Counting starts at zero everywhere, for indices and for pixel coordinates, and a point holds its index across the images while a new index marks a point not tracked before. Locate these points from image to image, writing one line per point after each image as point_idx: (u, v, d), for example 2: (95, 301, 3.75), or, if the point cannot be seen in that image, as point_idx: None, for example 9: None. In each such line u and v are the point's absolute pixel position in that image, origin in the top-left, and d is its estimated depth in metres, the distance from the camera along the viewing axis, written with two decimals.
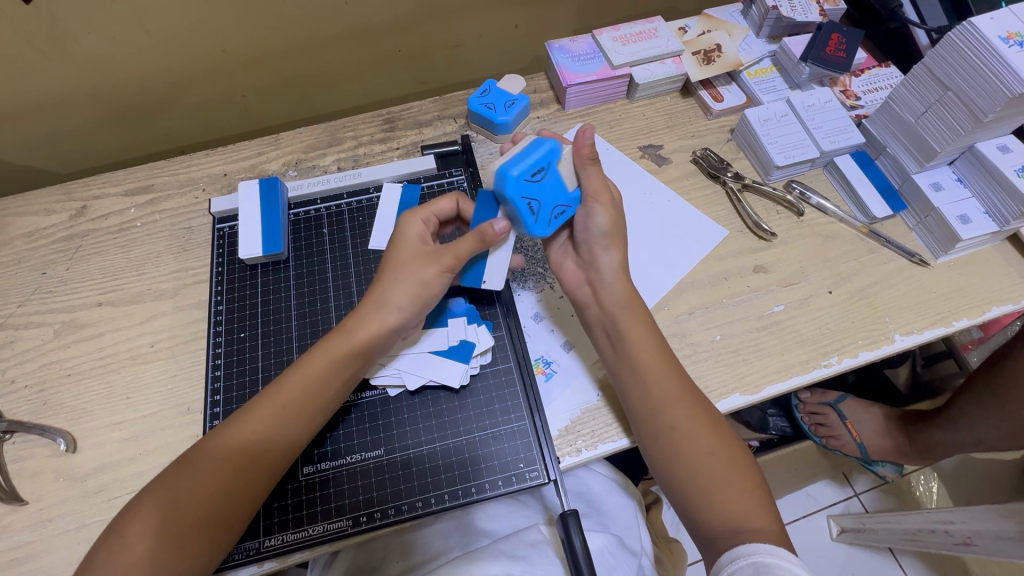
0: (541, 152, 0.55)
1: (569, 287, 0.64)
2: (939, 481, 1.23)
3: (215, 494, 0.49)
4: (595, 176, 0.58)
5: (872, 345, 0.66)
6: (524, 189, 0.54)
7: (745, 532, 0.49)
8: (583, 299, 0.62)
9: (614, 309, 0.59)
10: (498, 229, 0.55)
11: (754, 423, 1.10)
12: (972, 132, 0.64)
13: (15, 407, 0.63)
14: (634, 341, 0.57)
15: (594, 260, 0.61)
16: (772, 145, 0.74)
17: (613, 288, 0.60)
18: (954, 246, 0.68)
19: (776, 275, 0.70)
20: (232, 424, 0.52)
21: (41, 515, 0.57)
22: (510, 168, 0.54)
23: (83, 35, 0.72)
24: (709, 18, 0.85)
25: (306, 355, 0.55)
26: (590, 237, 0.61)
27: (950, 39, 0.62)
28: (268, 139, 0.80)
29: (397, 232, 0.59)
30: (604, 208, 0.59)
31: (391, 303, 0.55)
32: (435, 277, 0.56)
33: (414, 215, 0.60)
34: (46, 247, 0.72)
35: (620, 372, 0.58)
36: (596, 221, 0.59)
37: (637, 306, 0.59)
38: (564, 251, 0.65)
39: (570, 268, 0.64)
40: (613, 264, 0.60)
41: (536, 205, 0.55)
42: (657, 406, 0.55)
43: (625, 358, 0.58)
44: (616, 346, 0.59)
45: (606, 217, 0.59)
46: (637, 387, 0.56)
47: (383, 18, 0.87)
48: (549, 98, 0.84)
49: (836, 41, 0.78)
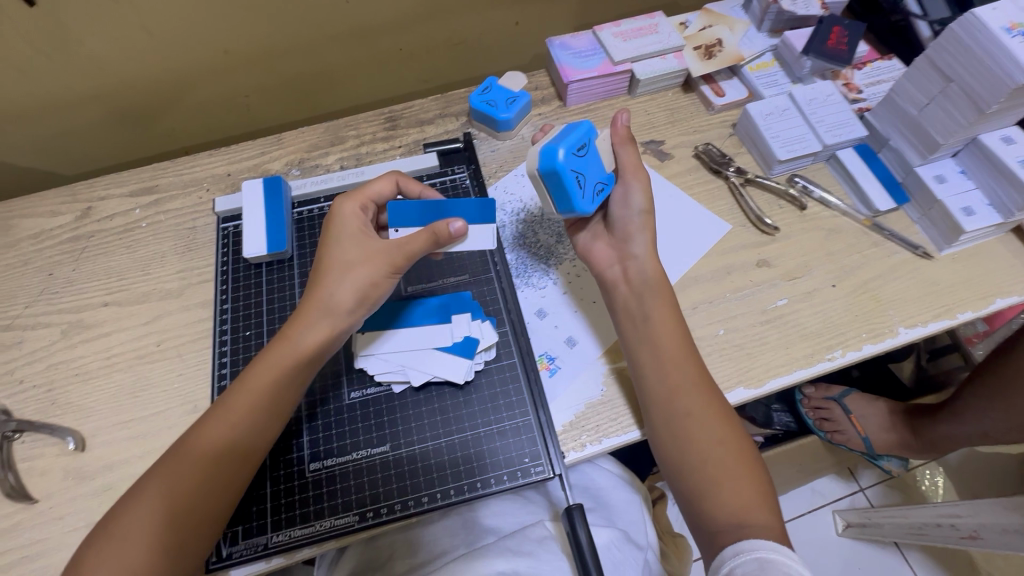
0: (582, 130, 0.58)
1: (598, 267, 0.64)
2: (944, 475, 1.23)
3: (208, 493, 0.50)
4: (629, 155, 0.63)
5: (876, 339, 0.66)
6: (573, 165, 0.56)
7: (749, 526, 0.49)
8: (612, 278, 0.63)
9: (644, 287, 0.60)
10: (452, 229, 0.56)
11: (758, 418, 1.10)
12: (975, 124, 0.63)
13: (23, 406, 0.63)
14: (659, 321, 0.58)
15: (628, 239, 0.63)
16: (774, 139, 0.74)
17: (646, 265, 0.61)
18: (958, 238, 0.68)
19: (780, 269, 0.70)
20: (203, 430, 0.52)
21: (50, 514, 0.58)
22: (560, 144, 0.55)
23: (86, 36, 0.72)
24: (710, 13, 0.85)
25: (265, 358, 0.55)
26: (627, 215, 0.63)
27: (951, 31, 0.62)
28: (271, 139, 0.81)
29: (334, 215, 0.60)
30: (641, 187, 0.62)
31: (340, 309, 0.55)
32: (383, 279, 0.56)
33: (352, 201, 0.61)
34: (53, 248, 0.73)
35: (637, 355, 0.58)
36: (633, 199, 0.63)
37: (665, 286, 0.60)
38: (594, 235, 0.66)
39: (600, 250, 0.65)
40: (647, 243, 0.62)
41: (582, 179, 0.58)
42: (673, 389, 0.55)
43: (649, 339, 0.58)
44: (640, 326, 0.59)
45: (642, 195, 0.62)
46: (653, 370, 0.56)
47: (384, 17, 0.87)
48: (551, 94, 0.84)
49: (838, 34, 0.79)
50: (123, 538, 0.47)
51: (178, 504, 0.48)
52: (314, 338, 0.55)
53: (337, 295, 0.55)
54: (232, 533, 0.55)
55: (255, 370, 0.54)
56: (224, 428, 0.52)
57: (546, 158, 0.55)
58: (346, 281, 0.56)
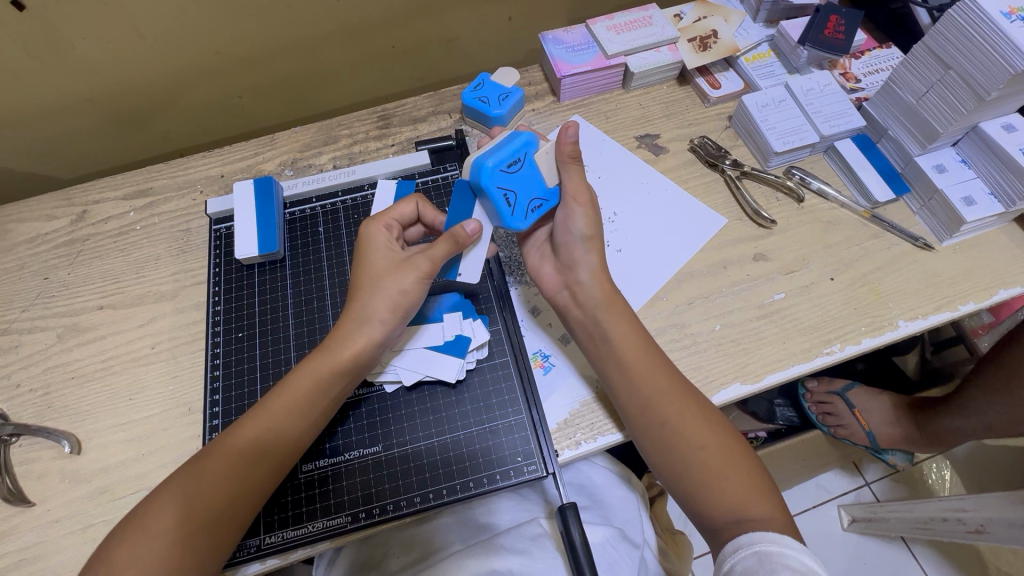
0: (516, 145, 0.56)
1: (547, 291, 0.63)
2: (951, 469, 1.21)
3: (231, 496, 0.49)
4: (575, 177, 0.59)
5: (875, 332, 0.65)
6: (501, 181, 0.55)
7: (748, 521, 0.49)
8: (562, 303, 0.62)
9: (595, 310, 0.59)
10: (469, 230, 0.56)
11: (760, 413, 1.09)
12: (975, 112, 0.62)
13: (21, 410, 0.64)
14: (619, 340, 0.57)
15: (572, 265, 0.61)
16: (770, 130, 0.72)
17: (591, 289, 0.59)
18: (959, 228, 0.67)
19: (777, 263, 0.69)
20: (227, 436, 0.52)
21: (48, 516, 0.58)
22: (487, 159, 0.54)
23: (78, 40, 0.73)
24: (705, 4, 0.83)
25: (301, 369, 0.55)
26: (569, 240, 0.61)
27: (950, 17, 0.60)
28: (264, 139, 0.81)
29: (363, 241, 0.59)
30: (583, 208, 0.60)
31: (375, 317, 0.55)
32: (414, 286, 0.56)
33: (376, 222, 0.60)
34: (49, 252, 0.73)
35: (608, 369, 0.57)
36: (575, 223, 0.60)
37: (618, 304, 0.59)
38: (542, 255, 0.65)
39: (548, 274, 0.63)
40: (591, 266, 0.60)
41: (511, 196, 0.56)
42: (647, 402, 0.54)
43: (614, 358, 0.57)
44: (601, 347, 0.58)
45: (584, 220, 0.60)
46: (626, 383, 0.56)
47: (376, 15, 0.87)
48: (544, 90, 0.83)
49: (835, 23, 0.77)
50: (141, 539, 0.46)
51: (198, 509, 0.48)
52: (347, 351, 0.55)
53: (372, 306, 0.56)
54: None
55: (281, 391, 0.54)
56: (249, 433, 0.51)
57: (475, 171, 0.54)
58: (380, 294, 0.56)
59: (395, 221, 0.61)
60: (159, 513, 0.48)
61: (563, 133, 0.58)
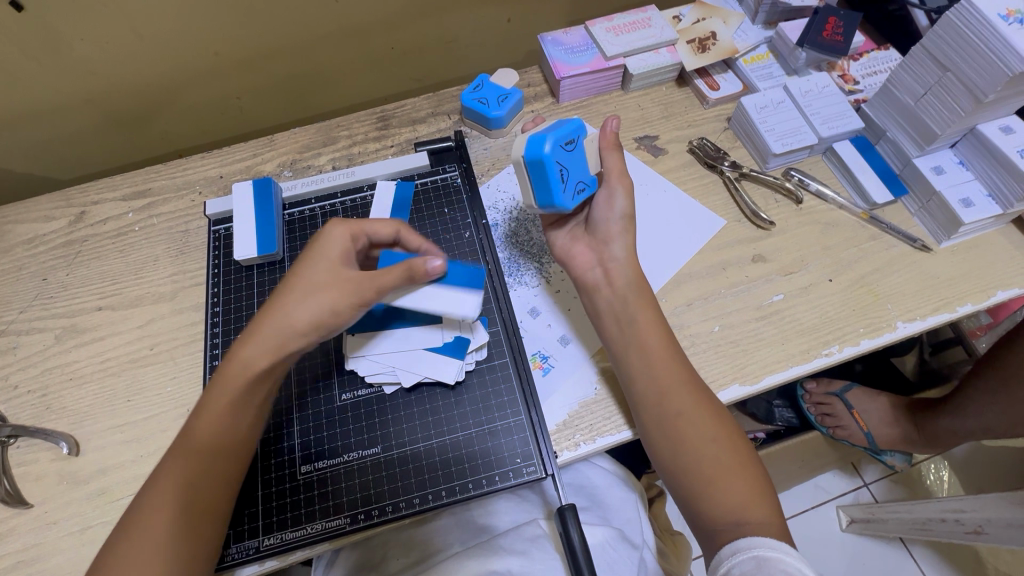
0: (572, 125, 0.58)
1: (579, 270, 0.63)
2: (949, 470, 1.21)
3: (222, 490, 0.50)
4: (615, 161, 0.62)
5: (874, 333, 0.65)
6: (558, 156, 0.57)
7: (747, 524, 0.49)
8: (593, 281, 0.62)
9: (625, 290, 0.59)
10: (430, 266, 0.53)
11: (759, 414, 1.09)
12: (972, 114, 0.62)
13: (18, 411, 0.63)
14: (643, 325, 0.57)
15: (607, 241, 0.62)
16: (769, 132, 0.73)
17: (626, 267, 0.60)
18: (957, 229, 0.67)
19: (776, 264, 0.69)
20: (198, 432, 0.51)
21: (46, 518, 0.58)
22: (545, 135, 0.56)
23: (76, 41, 0.72)
24: (703, 5, 0.84)
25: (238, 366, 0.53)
26: (608, 219, 0.62)
27: (948, 19, 0.60)
28: (263, 140, 0.81)
29: (322, 239, 0.57)
30: (624, 190, 0.62)
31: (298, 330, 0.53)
32: (346, 308, 0.53)
33: (344, 227, 0.58)
34: (47, 253, 0.73)
35: (627, 357, 0.57)
36: (616, 202, 0.62)
37: (643, 289, 0.60)
38: (573, 237, 0.65)
39: (581, 252, 0.63)
40: (626, 247, 0.61)
41: (564, 172, 0.58)
42: (663, 389, 0.55)
43: (636, 342, 0.57)
44: (626, 330, 0.58)
45: (626, 199, 0.61)
46: (644, 370, 0.56)
47: (375, 17, 0.87)
48: (543, 91, 0.83)
49: (834, 25, 0.77)
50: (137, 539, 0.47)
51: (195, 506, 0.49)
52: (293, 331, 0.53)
53: (296, 317, 0.53)
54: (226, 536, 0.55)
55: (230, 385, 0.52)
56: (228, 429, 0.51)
57: (532, 147, 0.56)
58: (312, 302, 0.53)
59: (364, 235, 0.59)
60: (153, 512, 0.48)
61: (607, 123, 0.62)
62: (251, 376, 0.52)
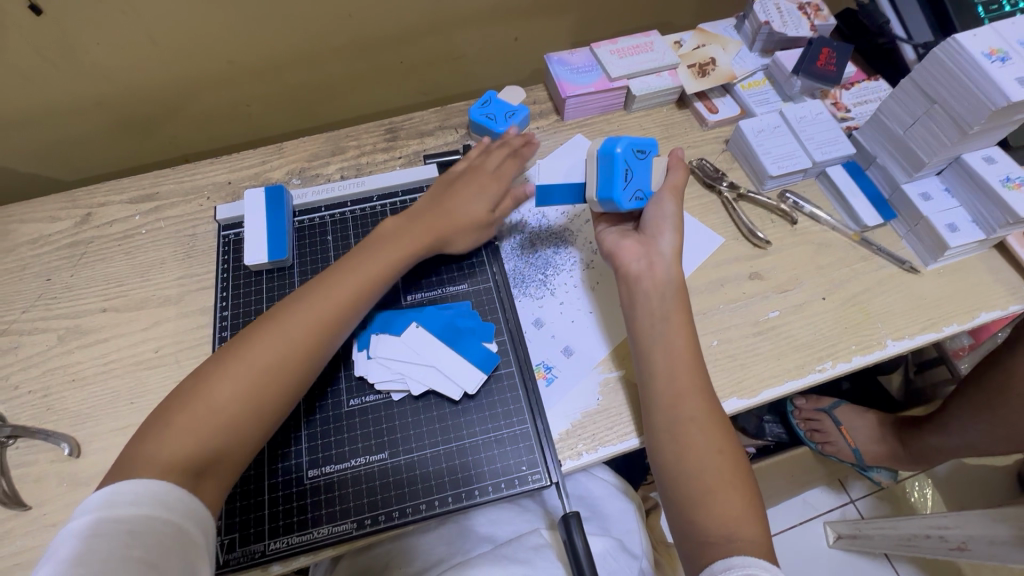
0: (649, 141, 0.65)
1: (626, 258, 0.64)
2: (933, 488, 1.24)
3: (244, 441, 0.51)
4: (678, 177, 0.66)
5: (865, 351, 0.67)
6: (628, 159, 0.63)
7: (738, 540, 0.50)
8: (636, 271, 0.63)
9: (666, 286, 0.61)
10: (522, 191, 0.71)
11: (750, 429, 1.12)
12: (958, 144, 0.66)
13: (19, 412, 0.63)
14: (676, 323, 0.59)
15: (656, 236, 0.63)
16: (765, 155, 0.76)
17: (669, 264, 0.62)
18: (943, 253, 0.70)
19: (771, 282, 0.72)
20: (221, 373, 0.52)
21: (44, 520, 0.57)
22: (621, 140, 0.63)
23: (91, 45, 0.73)
24: (703, 32, 0.87)
25: (341, 272, 0.60)
26: (656, 217, 0.64)
27: (934, 55, 0.64)
28: (272, 148, 0.82)
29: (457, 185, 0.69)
30: (672, 197, 0.65)
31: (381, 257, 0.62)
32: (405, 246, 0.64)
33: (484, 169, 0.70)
34: (51, 254, 0.73)
35: (652, 357, 0.59)
36: (665, 206, 0.64)
37: (681, 290, 0.61)
38: (620, 236, 0.67)
39: (628, 246, 0.65)
40: (671, 245, 0.63)
41: (629, 174, 0.64)
42: (679, 393, 0.56)
43: (665, 339, 0.59)
44: (659, 323, 0.60)
45: (674, 204, 0.64)
46: (668, 370, 0.57)
47: (387, 32, 0.89)
48: (549, 109, 0.86)
49: (828, 56, 0.81)
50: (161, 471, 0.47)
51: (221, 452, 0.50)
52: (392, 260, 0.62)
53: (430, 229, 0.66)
54: (230, 540, 0.55)
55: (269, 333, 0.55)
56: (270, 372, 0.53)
57: (607, 143, 0.63)
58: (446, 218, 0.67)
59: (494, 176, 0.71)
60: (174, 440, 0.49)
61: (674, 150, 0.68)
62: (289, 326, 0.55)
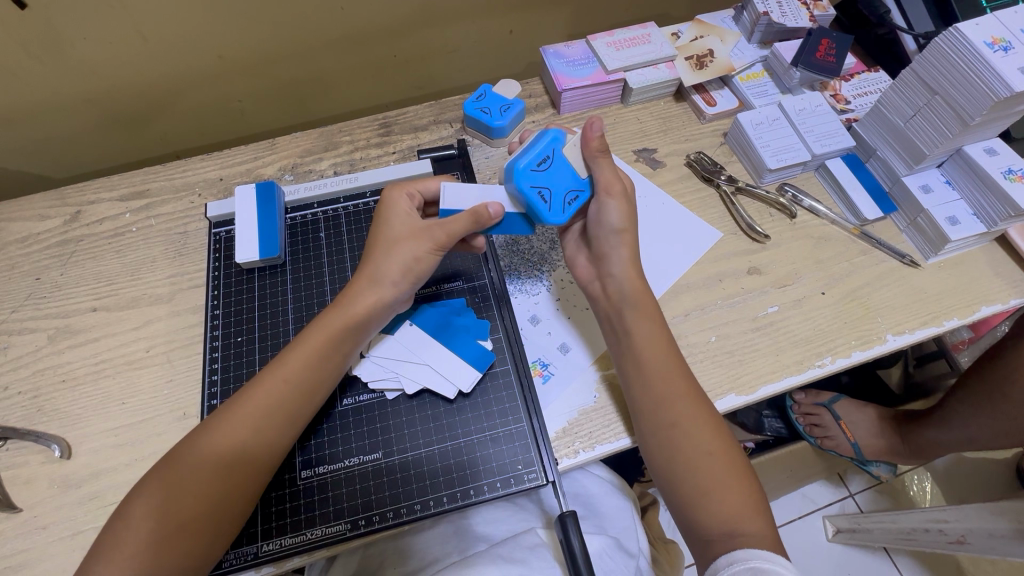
0: (546, 139, 0.59)
1: (581, 281, 0.65)
2: (932, 481, 1.24)
3: (223, 507, 0.49)
4: (605, 170, 0.61)
5: (865, 346, 0.67)
6: (535, 179, 0.58)
7: (740, 536, 0.49)
8: (593, 292, 0.64)
9: (621, 303, 0.60)
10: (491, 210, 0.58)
11: (749, 424, 1.11)
12: (959, 136, 0.65)
13: (9, 413, 0.62)
14: (638, 336, 0.58)
15: (605, 255, 0.62)
16: (764, 148, 0.74)
17: (622, 281, 0.61)
18: (944, 246, 0.69)
19: (771, 276, 0.71)
20: (206, 432, 0.51)
21: (35, 522, 0.56)
22: (519, 162, 0.58)
23: (78, 40, 0.72)
24: (701, 23, 0.86)
25: (303, 333, 0.57)
26: (602, 231, 0.62)
27: (936, 45, 0.63)
28: (264, 143, 0.81)
29: (386, 207, 0.62)
30: (617, 201, 0.61)
31: (386, 280, 0.58)
32: (427, 254, 0.59)
33: (399, 191, 0.63)
34: (40, 252, 0.72)
35: (624, 368, 0.59)
36: (609, 215, 0.61)
37: (644, 299, 0.60)
38: (578, 245, 0.67)
39: (582, 263, 0.66)
40: (624, 257, 0.61)
41: (546, 193, 0.59)
42: (659, 400, 0.56)
43: (629, 356, 0.58)
44: (621, 340, 0.60)
45: (618, 212, 0.61)
46: (640, 383, 0.57)
47: (379, 25, 0.88)
48: (544, 102, 0.85)
49: (826, 46, 0.80)
50: (136, 552, 0.46)
51: (196, 520, 0.48)
52: (359, 307, 0.57)
53: (384, 268, 0.58)
54: None
55: (253, 392, 0.53)
56: (236, 438, 0.51)
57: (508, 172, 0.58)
58: (395, 257, 0.58)
59: (418, 193, 0.64)
60: (145, 519, 0.47)
61: (589, 125, 0.60)
62: (270, 385, 0.54)
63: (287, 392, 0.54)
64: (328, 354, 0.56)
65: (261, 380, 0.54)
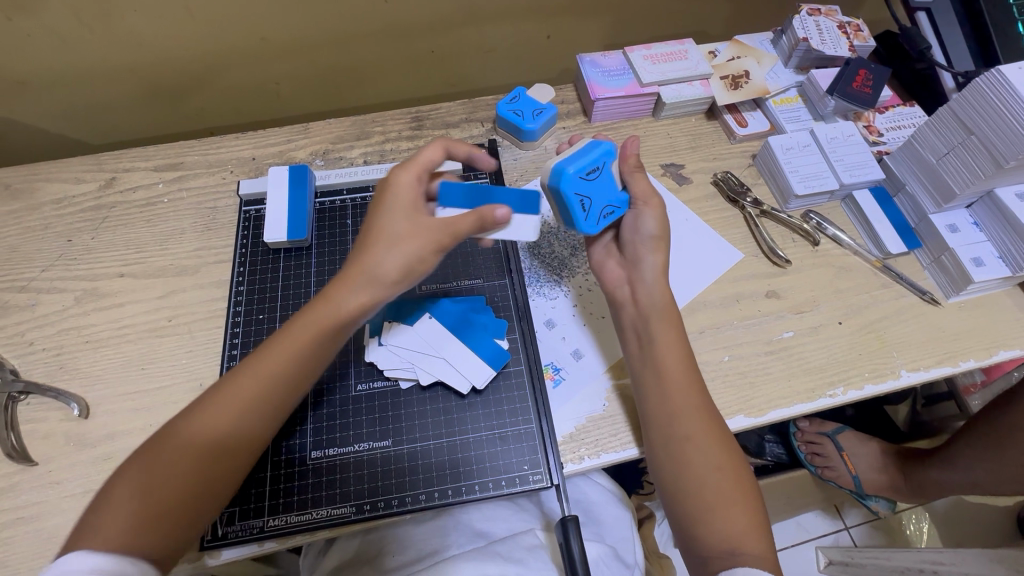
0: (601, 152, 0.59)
1: (609, 284, 0.65)
2: (930, 522, 1.23)
3: (228, 482, 0.50)
4: (641, 182, 0.62)
5: (877, 379, 0.66)
6: (580, 189, 0.58)
7: (740, 555, 0.50)
8: (620, 298, 0.63)
9: (649, 312, 0.60)
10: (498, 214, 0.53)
11: (751, 448, 1.10)
12: (992, 178, 0.65)
13: (32, 368, 0.64)
14: (663, 346, 0.58)
15: (638, 262, 0.62)
16: (793, 173, 0.75)
17: (653, 292, 0.61)
18: (966, 287, 0.69)
19: (788, 302, 0.71)
20: (199, 411, 0.50)
21: (49, 477, 0.58)
22: (568, 166, 0.57)
23: (128, 11, 0.74)
24: (739, 44, 0.86)
25: (289, 325, 0.54)
26: (636, 239, 0.63)
27: (977, 85, 0.63)
28: (298, 127, 0.82)
29: (387, 183, 0.56)
30: (653, 211, 0.62)
31: (381, 278, 0.52)
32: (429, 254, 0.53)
33: (407, 170, 0.57)
34: (74, 215, 0.73)
35: (643, 375, 0.59)
36: (644, 224, 0.62)
37: (671, 313, 0.60)
38: (608, 251, 0.66)
39: (613, 268, 0.65)
40: (655, 267, 0.61)
41: (587, 203, 0.59)
42: (676, 412, 0.56)
43: (652, 361, 0.58)
44: (645, 349, 0.60)
45: (656, 224, 0.62)
46: (659, 393, 0.57)
47: (420, 20, 0.89)
48: (576, 110, 0.85)
49: (864, 77, 0.80)
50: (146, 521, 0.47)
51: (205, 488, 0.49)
52: (348, 306, 0.52)
53: (382, 265, 0.52)
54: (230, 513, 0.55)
55: (230, 387, 0.51)
56: (236, 418, 0.50)
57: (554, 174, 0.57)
58: (395, 253, 0.52)
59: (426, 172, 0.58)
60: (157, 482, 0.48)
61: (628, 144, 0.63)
62: (256, 377, 0.51)
63: (270, 386, 0.51)
64: (313, 352, 0.53)
65: (240, 374, 0.52)
